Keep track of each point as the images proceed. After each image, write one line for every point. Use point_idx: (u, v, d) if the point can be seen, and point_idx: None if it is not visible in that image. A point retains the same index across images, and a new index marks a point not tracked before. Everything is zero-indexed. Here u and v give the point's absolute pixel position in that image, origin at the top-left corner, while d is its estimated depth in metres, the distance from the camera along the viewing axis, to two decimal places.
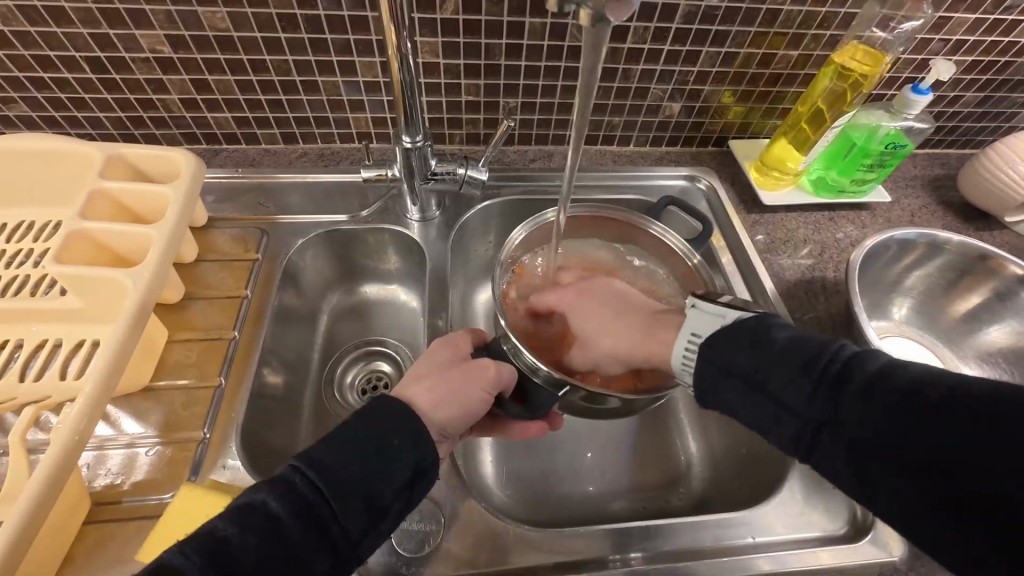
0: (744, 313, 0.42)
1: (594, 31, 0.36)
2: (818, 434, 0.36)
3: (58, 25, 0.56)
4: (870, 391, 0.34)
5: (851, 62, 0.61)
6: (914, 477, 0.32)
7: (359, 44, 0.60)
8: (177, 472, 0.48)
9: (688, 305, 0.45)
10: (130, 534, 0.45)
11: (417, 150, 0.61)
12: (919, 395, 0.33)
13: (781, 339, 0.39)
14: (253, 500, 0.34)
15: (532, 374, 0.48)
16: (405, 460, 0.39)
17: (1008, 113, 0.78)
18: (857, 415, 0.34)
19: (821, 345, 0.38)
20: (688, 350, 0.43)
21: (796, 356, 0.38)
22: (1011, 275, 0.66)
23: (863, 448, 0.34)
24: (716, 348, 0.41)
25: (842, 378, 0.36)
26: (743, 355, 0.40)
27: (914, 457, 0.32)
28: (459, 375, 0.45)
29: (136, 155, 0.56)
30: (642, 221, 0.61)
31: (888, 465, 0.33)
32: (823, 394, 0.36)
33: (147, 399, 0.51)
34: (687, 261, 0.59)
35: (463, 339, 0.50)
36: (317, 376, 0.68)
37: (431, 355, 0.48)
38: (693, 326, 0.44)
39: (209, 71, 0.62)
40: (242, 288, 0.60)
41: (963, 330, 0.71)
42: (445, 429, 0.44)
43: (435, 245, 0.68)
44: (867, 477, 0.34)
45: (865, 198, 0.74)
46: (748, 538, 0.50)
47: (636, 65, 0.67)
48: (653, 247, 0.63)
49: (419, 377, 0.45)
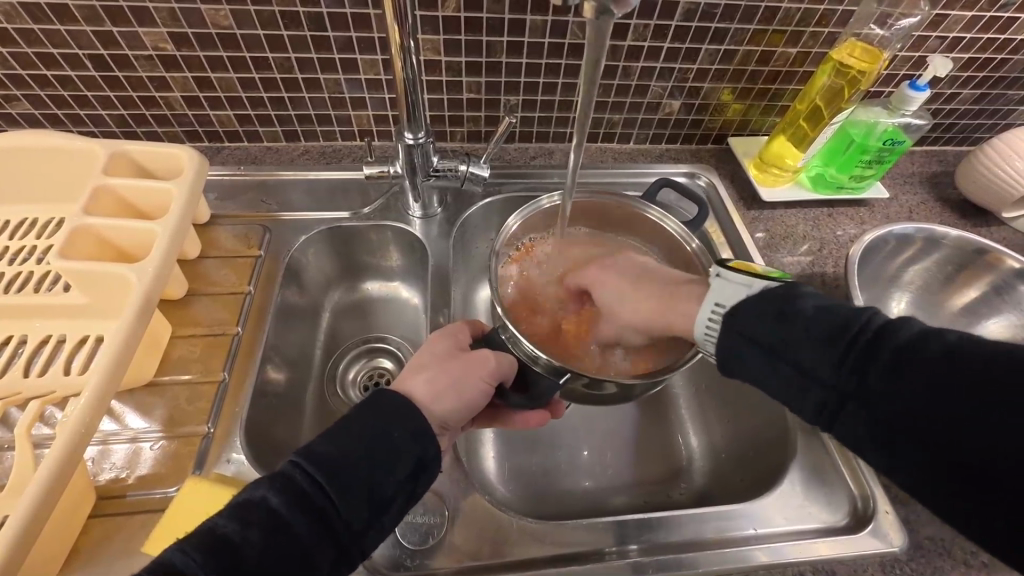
0: (770, 283, 0.42)
1: (598, 23, 0.36)
2: (842, 405, 0.37)
3: (62, 23, 0.57)
4: (900, 361, 0.35)
5: (850, 59, 0.61)
6: (918, 441, 0.33)
7: (361, 42, 0.61)
8: (182, 467, 0.48)
9: (712, 273, 0.46)
10: (135, 527, 0.45)
11: (420, 147, 0.61)
12: (943, 368, 0.33)
13: (808, 309, 0.39)
14: (253, 495, 0.34)
15: (533, 363, 0.49)
16: (404, 455, 0.39)
17: (1005, 111, 0.79)
18: (880, 384, 0.35)
19: (851, 315, 0.38)
20: (711, 321, 0.44)
21: (824, 327, 0.38)
22: (1008, 269, 0.67)
23: (883, 417, 0.35)
24: (740, 317, 0.41)
25: (874, 346, 0.36)
26: (773, 324, 0.39)
27: (928, 428, 0.33)
28: (459, 366, 0.45)
29: (139, 152, 0.56)
30: (639, 206, 0.61)
31: (896, 429, 0.34)
32: (851, 363, 0.36)
33: (150, 394, 0.52)
34: (686, 245, 0.60)
35: (462, 330, 0.50)
36: (319, 373, 0.68)
37: (430, 347, 0.47)
38: (716, 297, 0.44)
39: (211, 69, 0.63)
40: (245, 284, 0.60)
41: (961, 323, 0.71)
42: (445, 421, 0.44)
43: (437, 242, 0.68)
44: (877, 439, 0.35)
45: (864, 194, 0.75)
46: (749, 530, 0.51)
47: (636, 63, 0.67)
48: (656, 237, 0.63)
49: (420, 367, 0.46)
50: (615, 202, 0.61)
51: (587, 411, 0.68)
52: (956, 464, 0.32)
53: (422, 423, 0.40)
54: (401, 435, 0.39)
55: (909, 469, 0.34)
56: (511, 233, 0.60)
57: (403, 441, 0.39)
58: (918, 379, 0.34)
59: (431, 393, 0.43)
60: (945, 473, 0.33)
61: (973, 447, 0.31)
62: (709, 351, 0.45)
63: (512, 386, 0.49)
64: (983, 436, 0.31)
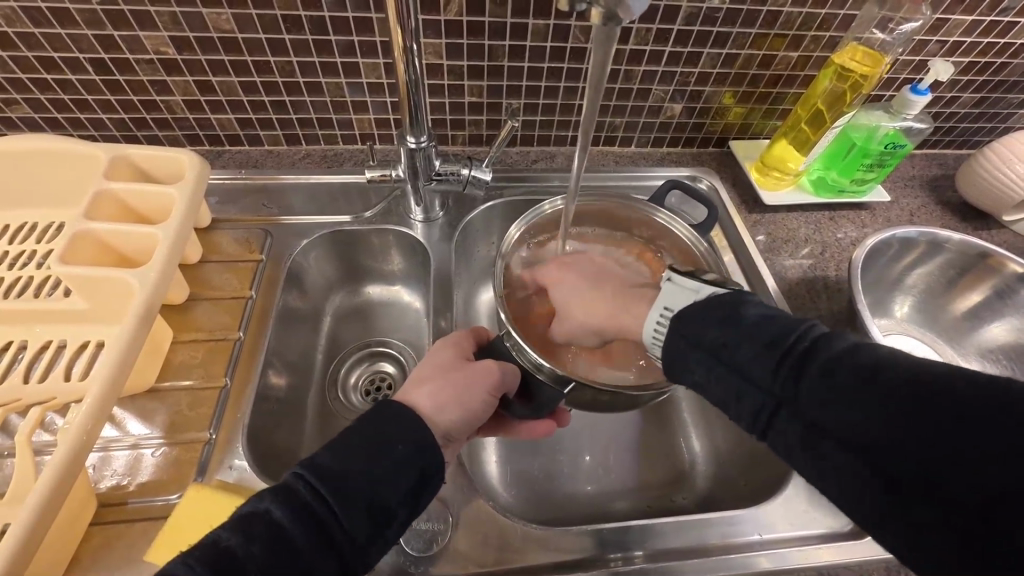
0: (718, 289, 0.42)
1: (606, 29, 0.36)
2: (777, 411, 0.35)
3: (63, 27, 0.56)
4: (832, 369, 0.33)
5: (852, 63, 0.62)
6: (870, 460, 0.31)
7: (363, 45, 0.61)
8: (184, 473, 0.47)
9: (663, 279, 0.45)
10: (137, 535, 0.44)
11: (422, 151, 0.61)
12: (882, 380, 0.31)
13: (751, 316, 0.38)
14: (258, 509, 0.34)
15: (536, 372, 0.49)
16: (406, 465, 0.39)
17: (1004, 114, 0.79)
18: (816, 394, 0.33)
19: (790, 325, 0.37)
20: (660, 324, 0.43)
21: (761, 332, 0.37)
22: (1011, 274, 0.61)
23: (819, 425, 0.33)
24: (686, 319, 0.41)
25: (808, 354, 0.35)
26: (714, 328, 0.39)
27: (830, 419, 0.33)
28: (461, 375, 0.45)
29: (139, 155, 0.56)
30: (648, 208, 0.61)
31: (845, 448, 0.32)
32: (786, 369, 0.35)
33: (151, 400, 0.51)
34: (694, 248, 0.59)
35: (463, 338, 0.50)
36: (321, 377, 0.68)
37: (432, 358, 0.47)
38: (665, 301, 0.44)
39: (213, 72, 0.62)
40: (247, 289, 0.60)
41: (963, 329, 0.66)
42: (450, 432, 0.43)
43: (439, 245, 0.68)
44: (820, 457, 0.33)
45: (866, 198, 0.75)
46: (754, 535, 0.50)
47: (638, 66, 0.67)
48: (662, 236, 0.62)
49: (423, 379, 0.45)
50: (623, 203, 0.61)
51: (589, 415, 0.68)
52: (910, 489, 0.29)
53: (420, 431, 0.40)
54: (403, 444, 0.39)
55: (852, 489, 0.32)
56: (514, 241, 0.59)
57: (403, 451, 0.39)
58: (854, 387, 0.32)
59: (435, 404, 0.43)
60: (880, 489, 0.30)
61: (942, 470, 0.28)
62: (658, 356, 0.45)
63: (515, 395, 0.49)
64: (911, 437, 0.29)
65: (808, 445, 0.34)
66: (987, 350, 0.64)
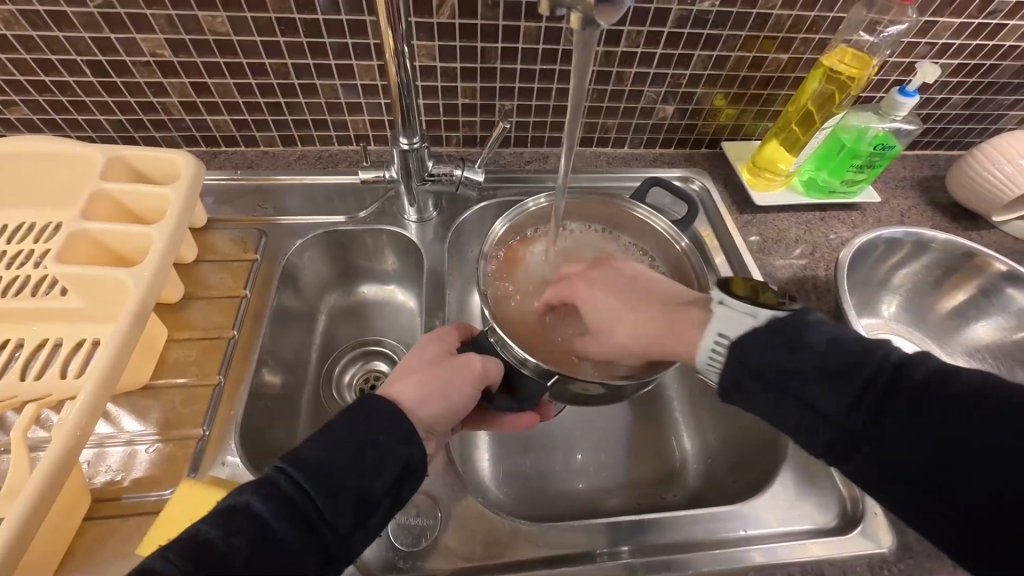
0: (777, 312, 0.41)
1: (585, 33, 0.37)
2: (847, 437, 0.37)
3: (60, 30, 0.57)
4: (913, 401, 0.35)
5: (840, 65, 0.62)
6: (939, 484, 0.34)
7: (357, 48, 0.62)
8: (177, 469, 0.48)
9: (713, 301, 0.44)
10: (130, 530, 0.45)
11: (415, 152, 0.62)
12: (962, 413, 0.34)
13: (817, 343, 0.39)
14: (238, 502, 0.34)
15: (521, 366, 0.49)
16: (392, 460, 0.39)
17: (994, 116, 0.80)
18: (893, 424, 0.35)
19: (861, 350, 0.38)
20: (715, 352, 0.43)
21: (835, 361, 0.38)
22: (995, 273, 0.62)
23: (890, 451, 0.36)
24: (747, 349, 0.41)
25: (887, 384, 0.36)
26: (784, 358, 0.39)
27: (905, 447, 0.35)
28: (446, 369, 0.46)
29: (135, 155, 0.57)
30: (626, 204, 0.61)
31: (916, 472, 0.35)
32: (866, 399, 0.36)
33: (146, 397, 0.52)
34: (675, 244, 0.60)
35: (449, 334, 0.51)
36: (315, 375, 0.69)
37: (420, 352, 0.48)
38: (719, 327, 0.43)
39: (209, 74, 0.63)
40: (241, 288, 0.61)
41: (949, 328, 0.66)
42: (431, 425, 0.44)
43: (432, 246, 0.68)
44: (888, 478, 0.36)
45: (856, 198, 0.76)
46: (740, 531, 0.51)
47: (629, 68, 0.68)
48: (645, 234, 0.63)
49: (408, 372, 0.46)
50: (603, 200, 0.62)
51: (581, 413, 0.68)
52: (973, 509, 0.33)
53: (406, 428, 0.41)
54: (391, 440, 0.40)
55: (912, 504, 0.35)
56: (497, 238, 0.60)
57: (390, 449, 0.40)
58: (919, 414, 0.35)
59: (418, 397, 0.44)
60: (918, 488, 0.35)
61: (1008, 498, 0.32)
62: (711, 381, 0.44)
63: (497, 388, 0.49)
64: (984, 466, 0.33)
65: (878, 469, 0.36)
66: (973, 349, 0.65)
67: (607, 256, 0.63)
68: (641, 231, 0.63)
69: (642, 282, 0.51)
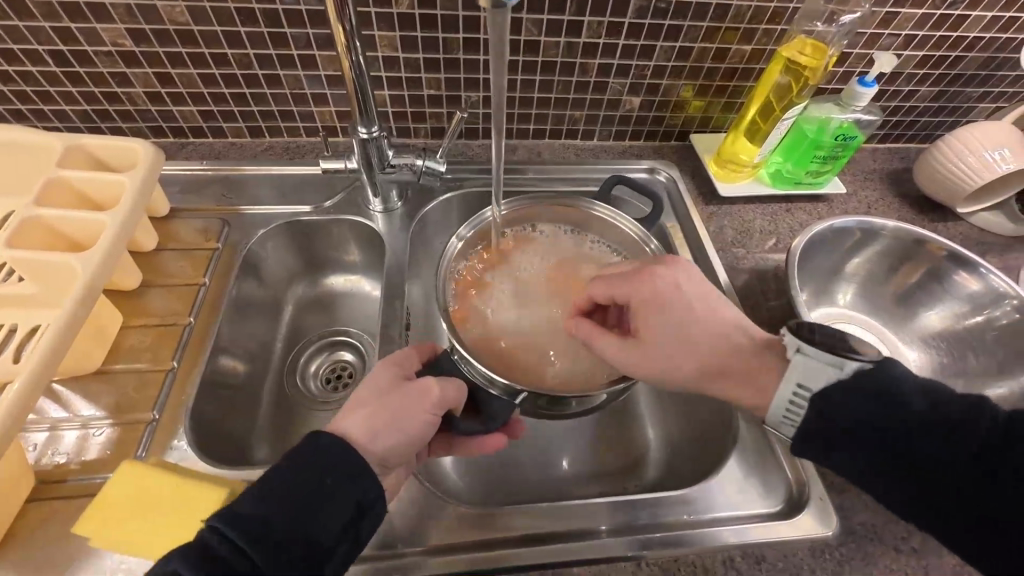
0: (862, 361, 0.40)
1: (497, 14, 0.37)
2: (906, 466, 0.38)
3: (21, 19, 0.58)
4: (1000, 451, 0.36)
5: (799, 56, 0.62)
6: (984, 521, 0.36)
7: (318, 39, 0.62)
8: (127, 451, 0.48)
9: (791, 348, 0.43)
10: (76, 511, 0.45)
11: (374, 141, 0.62)
12: None
13: (911, 390, 0.39)
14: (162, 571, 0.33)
15: (488, 386, 0.50)
16: (344, 498, 0.38)
17: (964, 108, 0.80)
18: (969, 466, 0.37)
19: (961, 403, 0.38)
20: (794, 402, 0.43)
21: (925, 407, 0.38)
22: (943, 257, 0.62)
23: (948, 483, 0.37)
24: (832, 405, 0.40)
25: (979, 431, 0.37)
26: (872, 402, 0.39)
27: (968, 485, 0.37)
28: (400, 398, 0.44)
29: (95, 144, 0.57)
30: (586, 204, 0.62)
31: (967, 507, 0.37)
32: (952, 440, 0.37)
33: (99, 382, 0.52)
34: (645, 246, 0.60)
35: (407, 357, 0.50)
36: (279, 365, 0.69)
37: (373, 379, 0.46)
38: (799, 378, 0.42)
39: (172, 64, 0.64)
40: (200, 276, 0.61)
41: (903, 316, 0.66)
42: (386, 458, 0.43)
43: (396, 236, 0.69)
44: (934, 505, 0.38)
45: (823, 189, 0.76)
46: (684, 515, 0.51)
47: (593, 59, 0.68)
48: (611, 233, 0.63)
49: (357, 405, 0.44)
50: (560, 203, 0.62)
51: None
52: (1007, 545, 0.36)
53: (358, 463, 0.40)
54: (339, 474, 0.39)
55: (948, 529, 0.38)
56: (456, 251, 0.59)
57: (337, 485, 0.38)
58: (990, 470, 0.36)
59: (369, 431, 0.42)
60: (926, 507, 0.38)
61: None
62: (783, 429, 0.45)
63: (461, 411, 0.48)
64: None
65: (924, 495, 0.38)
66: (929, 338, 0.64)
67: (576, 262, 0.64)
68: (607, 230, 0.63)
69: (686, 300, 0.47)
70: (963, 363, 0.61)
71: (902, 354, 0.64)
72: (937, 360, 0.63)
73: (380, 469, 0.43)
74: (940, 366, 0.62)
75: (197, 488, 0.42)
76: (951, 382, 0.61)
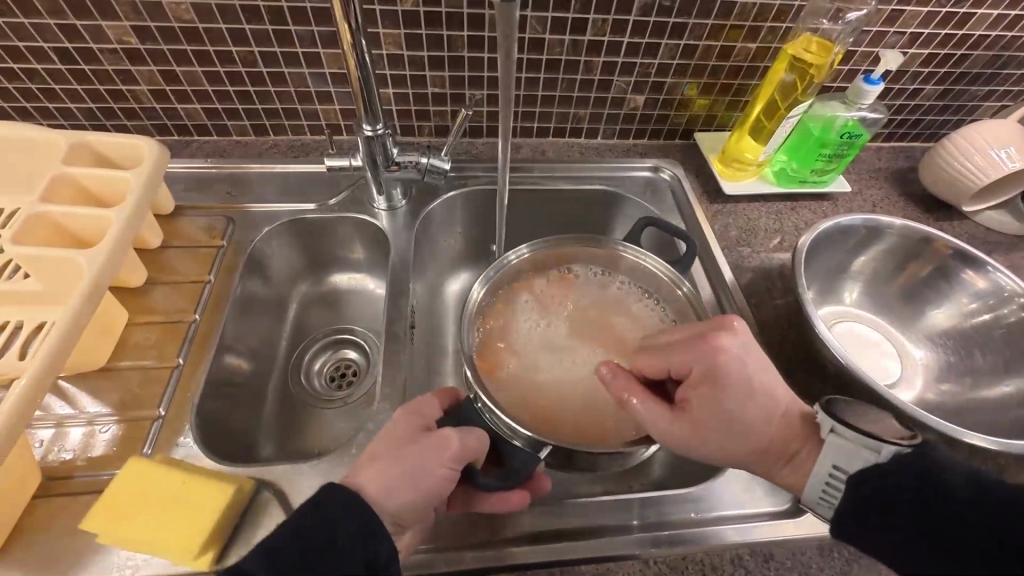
0: (902, 446, 0.37)
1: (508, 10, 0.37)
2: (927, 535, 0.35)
3: (26, 16, 0.58)
4: None
5: (804, 54, 0.62)
6: None
7: (323, 36, 0.62)
8: (133, 448, 0.48)
9: (824, 427, 0.41)
10: (81, 508, 0.45)
11: (378, 139, 0.62)
12: None
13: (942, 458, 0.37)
14: None
15: (511, 437, 0.48)
16: (354, 555, 0.37)
17: (969, 107, 0.80)
18: (1002, 540, 0.33)
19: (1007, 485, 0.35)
20: (829, 485, 0.40)
21: (956, 475, 0.36)
22: (950, 256, 0.62)
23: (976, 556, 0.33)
24: (864, 485, 0.38)
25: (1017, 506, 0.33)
26: (898, 471, 0.37)
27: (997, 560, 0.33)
28: (416, 452, 0.42)
29: (100, 141, 0.57)
30: (614, 244, 0.60)
31: None
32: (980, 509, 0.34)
33: (105, 379, 0.52)
34: (676, 288, 0.57)
35: (426, 405, 0.48)
36: (284, 363, 0.69)
37: (390, 432, 0.45)
38: (834, 460, 0.40)
39: (177, 62, 0.64)
40: (205, 274, 0.61)
41: (911, 314, 0.66)
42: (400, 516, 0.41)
43: (400, 235, 0.68)
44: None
45: (828, 188, 0.76)
46: (692, 513, 0.50)
47: (597, 57, 0.68)
48: (639, 274, 0.61)
49: (373, 458, 0.43)
50: (579, 246, 0.60)
51: None
52: None
53: (372, 518, 0.38)
54: (350, 522, 0.38)
55: None
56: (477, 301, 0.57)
57: (349, 537, 0.38)
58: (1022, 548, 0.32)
59: (385, 488, 0.41)
60: None
61: None
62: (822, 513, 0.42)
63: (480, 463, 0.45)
64: None
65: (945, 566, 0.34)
66: (936, 336, 0.64)
67: (609, 309, 0.61)
68: (636, 273, 0.61)
69: (738, 368, 0.43)
70: (971, 361, 0.61)
71: (909, 353, 0.64)
72: (944, 359, 0.63)
73: (393, 527, 0.41)
74: (947, 365, 0.62)
75: (205, 487, 0.42)
76: (958, 381, 0.61)
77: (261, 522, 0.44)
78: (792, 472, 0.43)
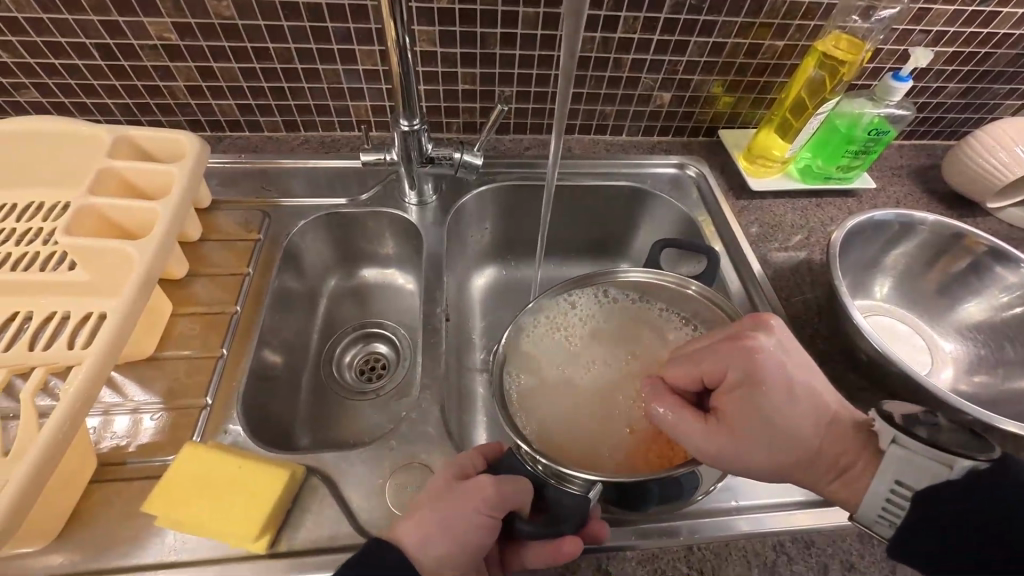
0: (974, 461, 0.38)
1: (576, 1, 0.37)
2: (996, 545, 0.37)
3: (70, 13, 0.59)
4: None
5: (835, 51, 0.63)
6: None
7: (358, 33, 0.63)
8: (181, 435, 0.49)
9: (886, 440, 0.41)
10: (133, 493, 0.46)
11: (414, 134, 0.63)
12: None
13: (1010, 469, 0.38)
14: None
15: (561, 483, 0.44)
16: None
17: (991, 105, 0.81)
18: None
19: None
20: (893, 500, 0.41)
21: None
22: (981, 251, 0.63)
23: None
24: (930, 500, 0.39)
25: None
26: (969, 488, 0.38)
27: None
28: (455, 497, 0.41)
29: (143, 137, 0.59)
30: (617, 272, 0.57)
31: None
32: None
33: (150, 368, 0.53)
34: (682, 290, 0.56)
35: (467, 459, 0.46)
36: (316, 356, 0.70)
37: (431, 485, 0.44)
38: (899, 475, 0.40)
39: (215, 59, 0.65)
40: (244, 266, 0.62)
41: (940, 309, 0.67)
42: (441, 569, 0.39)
43: (431, 229, 0.69)
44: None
45: (852, 184, 0.76)
46: (731, 502, 0.51)
47: (626, 55, 0.69)
48: (667, 296, 0.59)
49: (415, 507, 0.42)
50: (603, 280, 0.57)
51: None
52: None
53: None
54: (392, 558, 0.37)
55: None
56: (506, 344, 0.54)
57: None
58: None
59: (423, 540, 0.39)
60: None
61: None
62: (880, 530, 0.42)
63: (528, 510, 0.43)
64: None
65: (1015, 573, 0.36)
66: (966, 330, 0.65)
67: (645, 339, 0.58)
68: (681, 303, 0.58)
69: (773, 367, 0.43)
70: (1001, 354, 0.62)
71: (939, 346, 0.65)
72: (973, 353, 0.63)
73: None
74: (977, 358, 0.63)
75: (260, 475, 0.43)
76: (988, 374, 0.61)
77: (311, 507, 0.45)
78: (842, 485, 0.44)
